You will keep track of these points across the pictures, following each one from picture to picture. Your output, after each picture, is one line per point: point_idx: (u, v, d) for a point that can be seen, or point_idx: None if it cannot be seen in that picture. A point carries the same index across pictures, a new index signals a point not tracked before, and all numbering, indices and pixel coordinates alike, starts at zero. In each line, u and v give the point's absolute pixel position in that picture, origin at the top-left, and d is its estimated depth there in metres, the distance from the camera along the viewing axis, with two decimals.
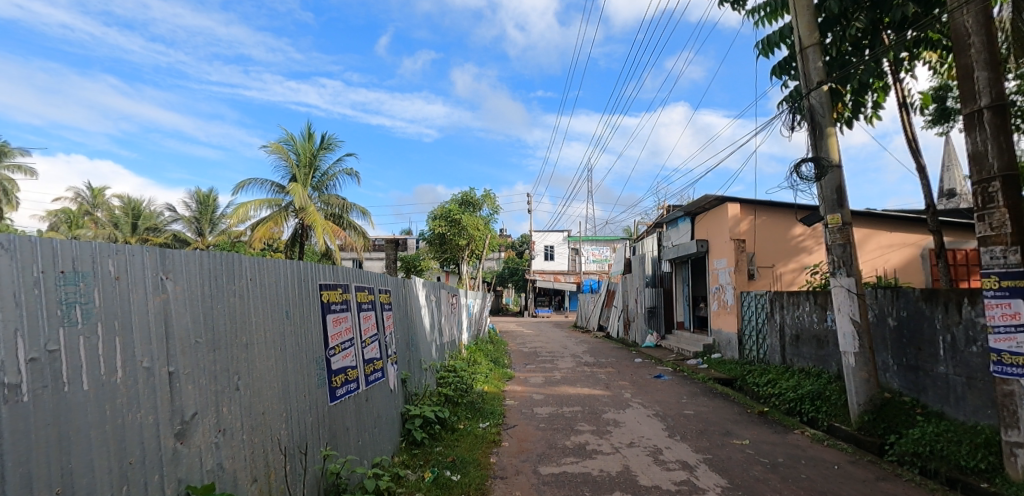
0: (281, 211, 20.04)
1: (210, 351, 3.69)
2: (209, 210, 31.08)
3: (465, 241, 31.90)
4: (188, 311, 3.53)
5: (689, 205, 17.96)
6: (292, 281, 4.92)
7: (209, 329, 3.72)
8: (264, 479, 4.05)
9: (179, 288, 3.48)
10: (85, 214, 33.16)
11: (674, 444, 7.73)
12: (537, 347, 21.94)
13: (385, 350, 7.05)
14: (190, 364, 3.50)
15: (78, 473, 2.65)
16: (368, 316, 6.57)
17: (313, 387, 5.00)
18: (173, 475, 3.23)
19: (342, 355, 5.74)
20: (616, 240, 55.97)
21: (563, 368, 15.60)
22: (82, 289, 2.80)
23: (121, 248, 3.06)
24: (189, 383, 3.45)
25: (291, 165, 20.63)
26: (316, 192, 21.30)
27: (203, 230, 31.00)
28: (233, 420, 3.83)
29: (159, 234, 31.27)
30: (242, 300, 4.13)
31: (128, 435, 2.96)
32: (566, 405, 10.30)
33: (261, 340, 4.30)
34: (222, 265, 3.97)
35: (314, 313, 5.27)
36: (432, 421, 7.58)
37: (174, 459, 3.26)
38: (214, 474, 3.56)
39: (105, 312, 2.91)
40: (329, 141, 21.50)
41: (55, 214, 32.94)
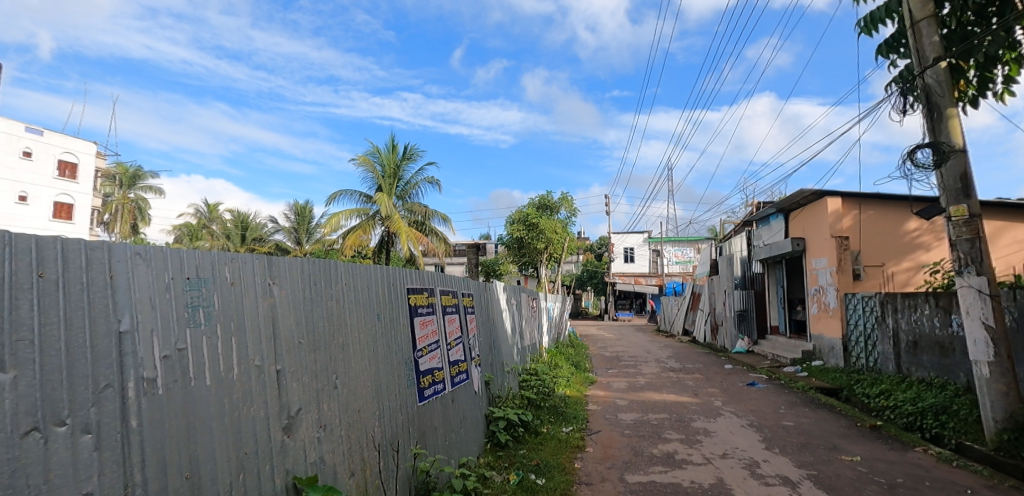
0: (369, 220, 21.20)
1: (311, 350, 3.95)
2: (306, 221, 33.52)
3: (543, 244, 31.92)
4: (292, 314, 3.81)
5: (781, 200, 16.78)
6: (381, 285, 5.14)
7: (311, 330, 3.99)
8: (360, 474, 4.26)
9: (284, 292, 3.77)
10: (203, 227, 36.95)
11: (772, 458, 7.20)
12: (619, 351, 21.44)
13: (470, 353, 7.21)
14: (295, 364, 3.77)
15: (202, 461, 2.93)
16: (452, 320, 6.74)
17: (402, 387, 5.19)
18: (281, 466, 3.48)
19: (429, 357, 5.92)
20: (700, 240, 53.72)
21: (647, 373, 15.10)
22: (204, 293, 3.12)
23: (235, 256, 3.38)
24: (293, 381, 3.71)
25: (377, 176, 21.78)
26: (400, 201, 22.29)
27: (300, 239, 33.54)
28: (333, 417, 4.07)
29: (263, 244, 34.13)
30: (338, 304, 4.39)
31: (243, 428, 3.24)
32: (652, 412, 9.95)
33: (355, 340, 4.53)
34: (320, 271, 4.25)
35: (402, 316, 5.47)
36: (516, 423, 7.61)
37: (282, 451, 3.51)
38: (317, 467, 3.80)
39: (223, 314, 3.22)
40: (411, 151, 22.45)
41: (179, 228, 37.02)
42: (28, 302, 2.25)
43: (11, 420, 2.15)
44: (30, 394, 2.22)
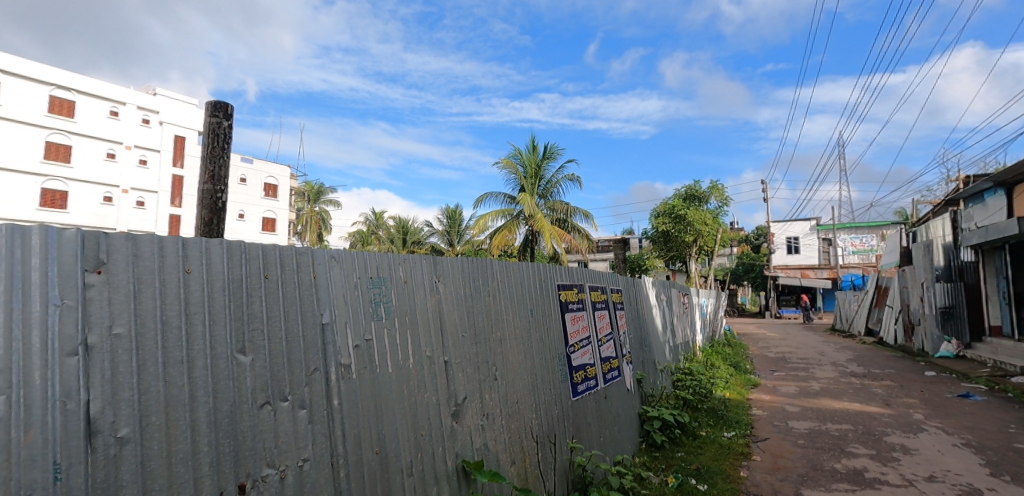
0: (514, 219, 21.99)
1: (473, 343, 4.24)
2: (456, 223, 35.99)
3: (692, 237, 30.12)
4: (456, 309, 4.14)
5: (999, 172, 13.70)
6: (533, 281, 5.30)
7: (472, 324, 4.28)
8: (520, 463, 4.44)
9: (448, 289, 4.11)
10: (372, 233, 41.62)
11: (1001, 487, 5.89)
12: (786, 352, 19.34)
13: (621, 349, 7.10)
14: (460, 356, 4.08)
15: (387, 439, 3.35)
16: (602, 316, 6.69)
17: (557, 381, 5.30)
18: (451, 450, 3.81)
19: (581, 353, 5.95)
20: (884, 226, 46.16)
21: (822, 377, 13.40)
22: (384, 290, 3.57)
23: (407, 257, 3.80)
24: (459, 372, 4.03)
25: (519, 177, 22.52)
26: (542, 199, 22.79)
27: (452, 241, 36.01)
28: (494, 406, 4.31)
29: (421, 246, 37.31)
30: (495, 300, 4.63)
31: (419, 412, 3.62)
32: (832, 421, 8.81)
33: (511, 334, 4.74)
34: (478, 268, 4.53)
35: (554, 312, 5.58)
36: (672, 425, 7.31)
37: (451, 435, 3.84)
38: (482, 452, 4.07)
39: (399, 309, 3.64)
40: (551, 150, 22.81)
41: (354, 235, 42.15)
42: (258, 298, 2.83)
43: (251, 394, 2.70)
44: (263, 373, 2.77)
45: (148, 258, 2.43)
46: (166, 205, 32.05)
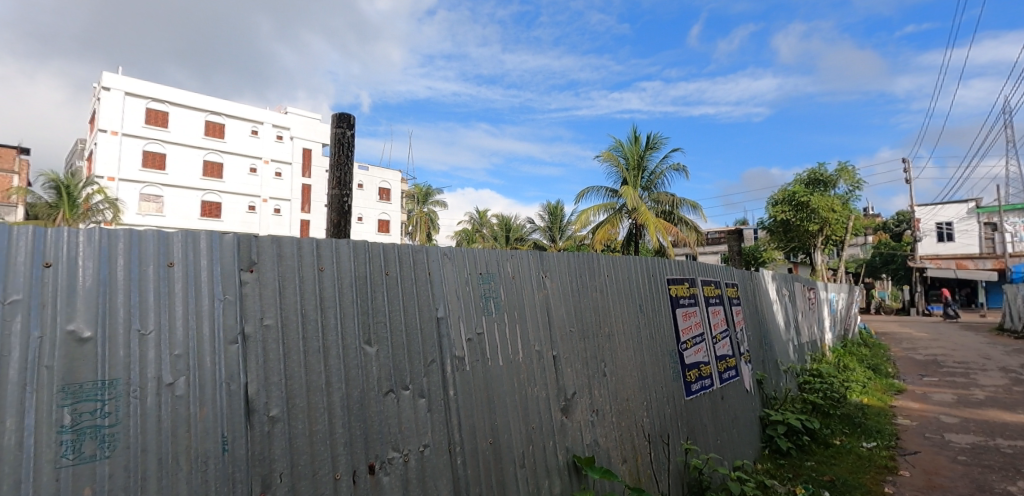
0: (616, 213, 21.48)
1: (581, 338, 4.22)
2: (558, 219, 35.99)
3: (817, 226, 27.31)
4: (562, 304, 4.16)
5: None
6: (642, 276, 5.15)
7: (580, 319, 4.27)
8: (632, 461, 4.34)
9: (554, 284, 4.15)
10: (477, 231, 42.99)
11: None
12: (939, 355, 16.83)
13: (738, 348, 6.65)
14: (568, 350, 4.09)
15: (500, 430, 3.46)
16: (717, 311, 6.32)
17: (669, 379, 5.10)
18: (562, 444, 3.83)
19: (694, 350, 5.66)
20: None
21: (989, 385, 11.47)
22: (493, 286, 3.70)
23: (514, 253, 3.91)
24: (568, 367, 4.04)
25: (621, 169, 21.92)
26: (646, 192, 21.99)
27: (555, 237, 36.05)
28: (604, 403, 4.26)
29: (524, 243, 37.80)
30: (602, 296, 4.57)
31: (529, 405, 3.69)
32: (1003, 437, 7.51)
33: (620, 330, 4.64)
34: (585, 262, 4.50)
35: (664, 308, 5.38)
36: (799, 431, 6.71)
37: (561, 429, 3.86)
38: (592, 449, 4.04)
39: (508, 304, 3.76)
40: (655, 139, 21.92)
41: (460, 234, 43.82)
42: (381, 293, 3.07)
43: (377, 382, 2.93)
44: (387, 363, 3.00)
45: (290, 258, 2.74)
46: (298, 212, 34.08)
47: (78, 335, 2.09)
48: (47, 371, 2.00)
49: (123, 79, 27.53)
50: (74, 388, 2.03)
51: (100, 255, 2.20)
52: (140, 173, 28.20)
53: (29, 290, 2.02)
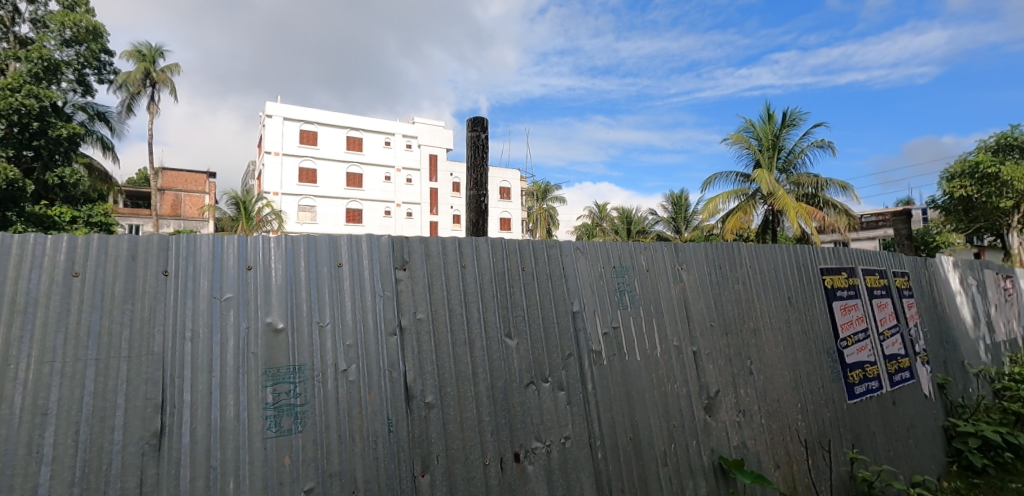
0: (750, 199, 19.82)
1: (723, 333, 3.98)
2: (683, 209, 34.20)
3: (1011, 201, 22.65)
4: (701, 297, 3.95)
5: None
6: (790, 266, 4.70)
7: (721, 313, 4.02)
8: (787, 468, 3.99)
9: (692, 276, 3.96)
10: (597, 226, 42.43)
11: None
12: None
13: (912, 346, 5.77)
14: (709, 346, 3.88)
15: (640, 426, 3.39)
16: (884, 305, 5.55)
17: (827, 380, 4.59)
18: (706, 445, 3.64)
19: (857, 349, 5.03)
20: None
21: None
22: (627, 280, 3.64)
23: (648, 245, 3.81)
24: (709, 363, 3.84)
25: (753, 151, 20.18)
26: (784, 174, 20.01)
27: (680, 228, 34.30)
28: (752, 403, 3.97)
29: (647, 235, 36.50)
30: (745, 288, 4.25)
31: (670, 402, 3.57)
32: None
33: (767, 325, 4.28)
34: (725, 253, 4.23)
35: (818, 301, 4.85)
36: (1000, 446, 5.63)
37: (705, 429, 3.68)
38: (740, 451, 3.79)
39: (644, 298, 3.68)
40: (793, 115, 19.83)
41: (580, 228, 43.59)
42: (518, 288, 3.18)
43: (519, 374, 3.04)
44: (526, 355, 3.10)
45: (436, 256, 2.95)
46: (428, 215, 36.21)
47: (273, 327, 2.45)
48: (253, 357, 2.37)
49: (282, 106, 31.55)
50: (274, 371, 2.39)
51: (286, 258, 2.58)
52: (298, 187, 31.95)
53: (237, 288, 2.44)
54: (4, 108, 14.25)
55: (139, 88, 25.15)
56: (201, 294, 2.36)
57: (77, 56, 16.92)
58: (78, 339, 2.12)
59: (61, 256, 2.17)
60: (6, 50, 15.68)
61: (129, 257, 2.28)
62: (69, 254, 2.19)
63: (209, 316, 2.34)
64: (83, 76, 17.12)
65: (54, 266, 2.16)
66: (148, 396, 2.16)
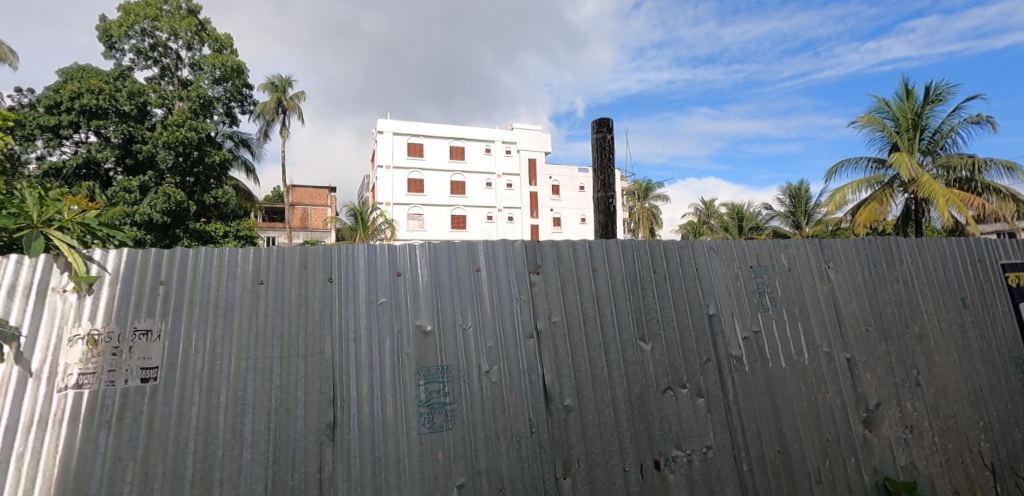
0: (885, 188, 17.59)
1: (882, 339, 3.56)
2: (803, 202, 31.25)
3: None
4: (854, 298, 3.56)
5: None
6: (961, 261, 4.08)
7: (878, 316, 3.60)
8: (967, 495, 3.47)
9: (841, 275, 3.59)
10: (704, 224, 40.18)
11: None
12: None
13: None
14: (866, 353, 3.49)
15: (789, 439, 3.13)
16: None
17: (1016, 396, 3.91)
18: (867, 463, 3.27)
19: None
20: None
21: None
22: (767, 280, 3.39)
23: (789, 242, 3.52)
24: (867, 372, 3.45)
25: (889, 133, 17.90)
26: (928, 157, 17.53)
27: (800, 223, 31.38)
28: (922, 418, 3.50)
29: (761, 232, 33.84)
30: (907, 288, 3.76)
31: (822, 414, 3.25)
32: None
33: (936, 330, 3.75)
34: (880, 248, 3.78)
35: (1000, 302, 4.15)
36: None
37: (865, 445, 3.31)
38: (909, 472, 3.35)
39: (787, 299, 3.40)
40: (939, 89, 17.29)
41: (685, 227, 41.52)
42: (651, 291, 3.09)
43: (655, 379, 2.94)
44: (663, 360, 3.00)
45: (568, 259, 2.96)
46: (528, 219, 36.65)
47: (423, 329, 2.60)
48: (407, 356, 2.54)
49: (391, 122, 33.72)
50: (425, 371, 2.54)
51: (429, 263, 2.73)
52: (407, 197, 33.83)
53: (389, 292, 2.62)
54: (172, 140, 16.90)
55: (273, 116, 28.33)
56: (361, 298, 2.57)
57: (225, 92, 19.28)
58: (266, 339, 2.42)
59: (249, 266, 2.50)
60: (173, 93, 18.42)
61: (301, 266, 2.56)
62: (255, 264, 2.51)
63: (367, 318, 2.55)
64: (230, 109, 19.53)
65: (245, 274, 2.49)
66: (322, 390, 2.40)
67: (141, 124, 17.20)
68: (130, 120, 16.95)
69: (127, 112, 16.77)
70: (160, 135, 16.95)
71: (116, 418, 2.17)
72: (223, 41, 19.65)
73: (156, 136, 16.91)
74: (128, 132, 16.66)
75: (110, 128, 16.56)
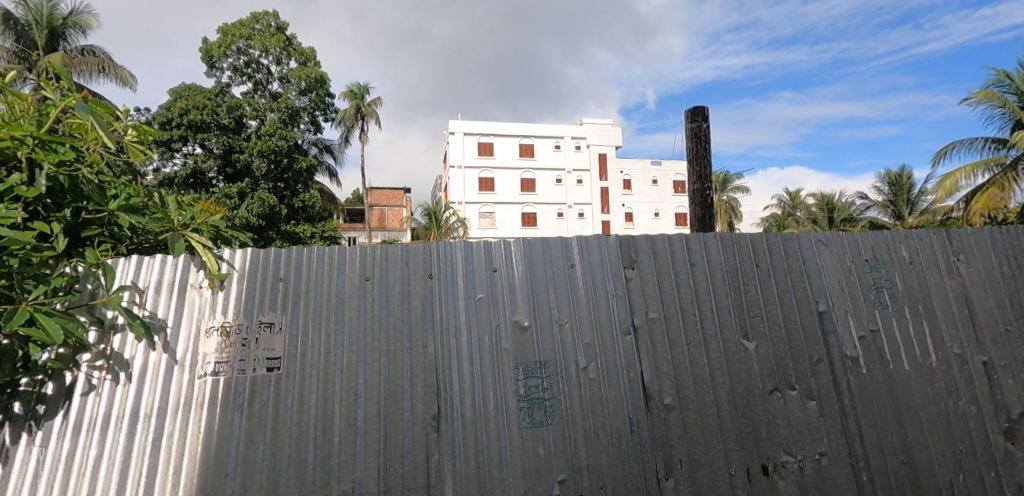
0: (1008, 171, 15.60)
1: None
2: (905, 189, 28.41)
3: None
4: (990, 295, 3.18)
5: None
6: None
7: (1020, 314, 3.19)
8: None
9: (974, 269, 3.22)
10: (788, 216, 37.65)
11: None
12: None
13: None
14: (1006, 356, 3.11)
15: (916, 448, 2.85)
16: None
17: None
18: (1010, 479, 2.91)
19: None
20: None
21: None
22: (885, 274, 3.10)
23: (910, 233, 3.20)
24: (1008, 378, 3.07)
25: (1011, 108, 15.85)
26: None
27: (901, 213, 28.57)
28: None
29: (855, 223, 31.16)
30: None
31: (954, 423, 2.94)
32: None
33: None
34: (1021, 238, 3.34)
35: None
36: None
37: (1008, 459, 2.94)
38: None
39: (909, 295, 3.09)
40: None
41: (767, 220, 39.10)
42: (754, 287, 2.92)
43: (761, 380, 2.79)
44: (769, 360, 2.83)
45: (663, 254, 2.86)
46: (599, 215, 36.07)
47: (520, 324, 2.63)
48: (505, 351, 2.58)
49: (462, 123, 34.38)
50: (523, 366, 2.56)
51: (524, 259, 2.74)
52: (478, 195, 34.39)
53: (487, 288, 2.67)
54: (265, 148, 18.25)
55: (352, 122, 29.81)
56: (460, 294, 2.64)
57: (310, 102, 20.52)
58: (374, 333, 2.54)
59: (357, 264, 2.63)
60: (265, 105, 19.81)
61: (402, 263, 2.66)
62: (361, 262, 2.64)
63: (466, 314, 2.61)
64: (315, 118, 20.80)
65: (353, 271, 2.62)
66: (426, 383, 2.48)
67: (239, 135, 18.73)
68: (229, 132, 18.50)
69: (226, 124, 18.31)
70: (255, 144, 18.38)
71: (248, 404, 2.37)
72: (308, 54, 20.95)
73: (251, 146, 18.29)
74: (228, 144, 18.23)
75: (212, 140, 18.15)
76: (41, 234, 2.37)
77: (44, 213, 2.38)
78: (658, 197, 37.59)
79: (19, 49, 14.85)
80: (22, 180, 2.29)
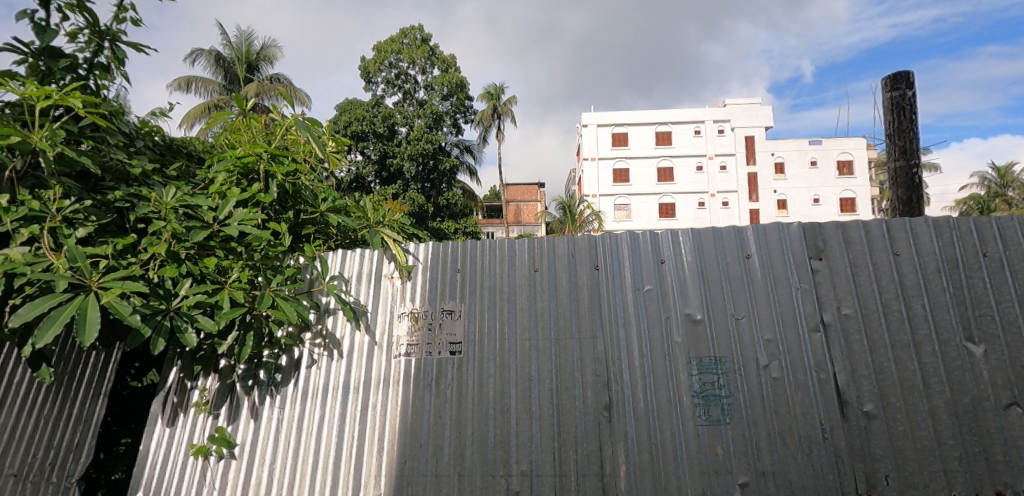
0: None
1: None
2: None
3: None
4: None
5: None
6: None
7: None
8: None
9: None
10: (997, 195, 30.82)
11: None
12: None
13: None
14: None
15: None
16: None
17: None
18: None
19: None
20: None
21: None
22: None
23: None
24: None
25: None
26: None
27: None
28: None
29: None
30: None
31: None
32: None
33: None
34: None
35: None
36: None
37: None
38: None
39: None
40: None
41: (966, 202, 32.47)
42: (981, 280, 2.46)
43: (993, 391, 2.33)
44: (1004, 367, 2.35)
45: (859, 243, 2.53)
46: (746, 203, 33.14)
47: (693, 317, 2.53)
48: (677, 346, 2.51)
49: (595, 114, 33.97)
50: (698, 360, 2.47)
51: (693, 249, 2.64)
52: (613, 188, 33.74)
53: (655, 280, 2.62)
54: (414, 151, 20.09)
55: (489, 122, 31.14)
56: (628, 286, 2.62)
57: (452, 106, 21.77)
58: (544, 322, 2.63)
59: (526, 256, 2.75)
60: (413, 112, 21.51)
61: (569, 255, 2.72)
62: (530, 254, 2.75)
63: (635, 306, 2.59)
64: (456, 120, 22.07)
65: (522, 263, 2.75)
66: (597, 373, 2.52)
67: (391, 140, 20.65)
68: (384, 139, 20.53)
69: (382, 132, 20.40)
70: (406, 149, 20.20)
71: (436, 383, 2.62)
72: (449, 62, 22.35)
73: (403, 151, 20.15)
74: (383, 150, 20.28)
75: (371, 147, 20.31)
76: (274, 232, 2.84)
77: (275, 216, 2.86)
78: (818, 180, 33.40)
79: (227, 84, 18.10)
80: (260, 188, 2.77)
